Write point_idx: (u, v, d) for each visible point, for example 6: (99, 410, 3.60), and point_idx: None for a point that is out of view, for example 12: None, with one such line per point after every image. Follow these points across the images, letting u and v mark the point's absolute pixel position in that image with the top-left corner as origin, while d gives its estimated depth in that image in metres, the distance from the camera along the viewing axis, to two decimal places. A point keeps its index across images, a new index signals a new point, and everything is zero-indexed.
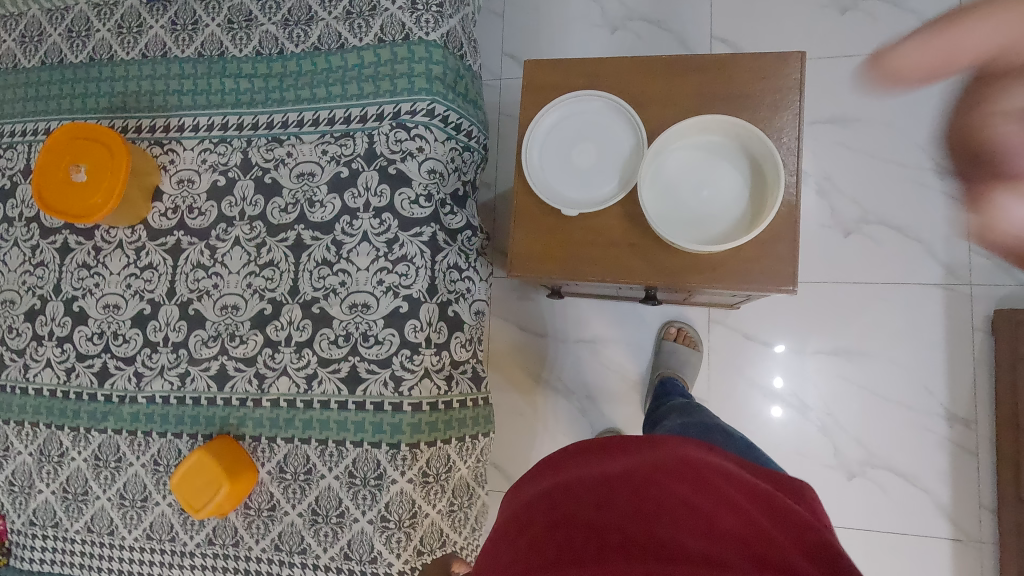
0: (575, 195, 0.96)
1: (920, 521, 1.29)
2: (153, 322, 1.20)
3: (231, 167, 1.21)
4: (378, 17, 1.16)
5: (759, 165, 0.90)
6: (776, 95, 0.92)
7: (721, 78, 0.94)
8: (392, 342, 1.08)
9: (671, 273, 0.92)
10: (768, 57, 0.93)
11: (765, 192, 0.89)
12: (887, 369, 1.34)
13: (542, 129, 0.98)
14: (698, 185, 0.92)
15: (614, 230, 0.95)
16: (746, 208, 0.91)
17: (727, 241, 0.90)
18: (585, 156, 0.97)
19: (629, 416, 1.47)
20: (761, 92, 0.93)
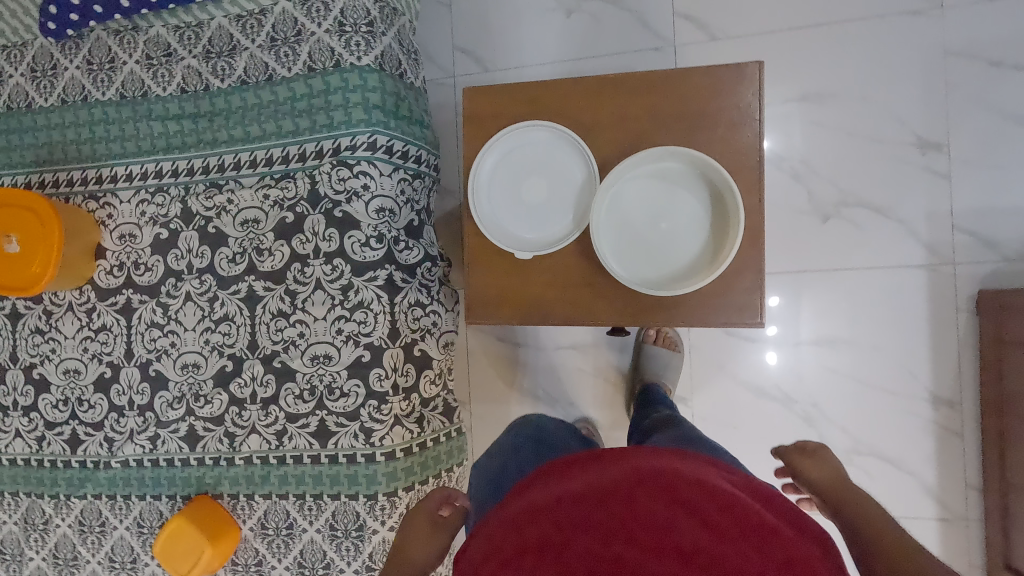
0: (528, 236, 0.91)
1: (907, 504, 1.30)
2: (116, 386, 1.17)
3: (171, 218, 1.15)
4: (304, 43, 1.08)
5: (719, 192, 0.85)
6: (735, 111, 0.85)
7: (674, 96, 0.87)
8: (358, 393, 1.05)
9: (636, 312, 0.88)
10: (724, 69, 0.85)
11: (727, 222, 0.85)
12: (872, 356, 1.31)
13: (486, 167, 0.91)
14: (654, 219, 0.87)
15: (574, 270, 0.90)
16: (708, 241, 0.86)
17: (691, 278, 0.86)
18: (534, 192, 0.91)
19: (614, 420, 1.46)
20: (718, 108, 0.85)
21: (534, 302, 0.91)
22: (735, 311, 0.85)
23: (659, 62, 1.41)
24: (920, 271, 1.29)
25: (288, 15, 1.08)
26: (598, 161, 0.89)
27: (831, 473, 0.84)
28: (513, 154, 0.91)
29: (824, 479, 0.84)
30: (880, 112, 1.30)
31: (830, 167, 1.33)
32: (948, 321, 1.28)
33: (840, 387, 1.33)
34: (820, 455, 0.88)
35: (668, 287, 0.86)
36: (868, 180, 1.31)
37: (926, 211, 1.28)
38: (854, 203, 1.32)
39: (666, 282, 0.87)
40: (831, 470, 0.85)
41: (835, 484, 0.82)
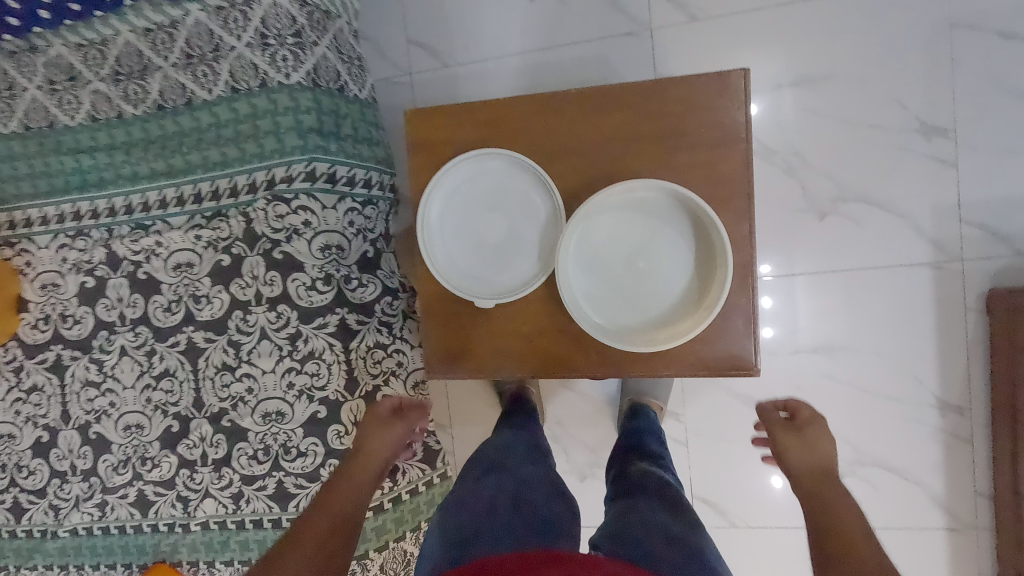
0: (488, 283, 0.80)
1: (914, 515, 1.22)
2: (55, 450, 1.07)
3: (96, 264, 1.03)
4: (224, 60, 0.95)
5: (703, 226, 0.75)
6: (717, 127, 0.73)
7: (647, 112, 0.75)
8: (316, 453, 0.95)
9: (616, 363, 0.78)
10: (703, 76, 0.73)
11: (714, 260, 0.74)
12: (876, 363, 1.22)
13: (436, 205, 0.80)
14: (630, 260, 0.76)
15: (543, 318, 0.80)
16: (694, 281, 0.76)
17: (676, 325, 0.75)
18: (494, 230, 0.80)
19: (603, 439, 1.36)
20: (697, 125, 0.73)
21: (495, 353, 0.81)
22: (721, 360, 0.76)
23: (634, 48, 1.27)
24: (924, 269, 1.18)
25: (202, 27, 0.95)
26: (563, 191, 0.77)
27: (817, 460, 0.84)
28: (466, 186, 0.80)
29: (806, 462, 0.84)
30: (880, 95, 1.18)
31: (826, 159, 1.21)
32: (956, 322, 1.18)
33: (842, 397, 1.24)
34: (809, 436, 0.87)
35: (650, 339, 0.75)
36: (869, 171, 1.19)
37: (931, 204, 1.17)
38: (852, 197, 1.20)
39: (647, 333, 0.76)
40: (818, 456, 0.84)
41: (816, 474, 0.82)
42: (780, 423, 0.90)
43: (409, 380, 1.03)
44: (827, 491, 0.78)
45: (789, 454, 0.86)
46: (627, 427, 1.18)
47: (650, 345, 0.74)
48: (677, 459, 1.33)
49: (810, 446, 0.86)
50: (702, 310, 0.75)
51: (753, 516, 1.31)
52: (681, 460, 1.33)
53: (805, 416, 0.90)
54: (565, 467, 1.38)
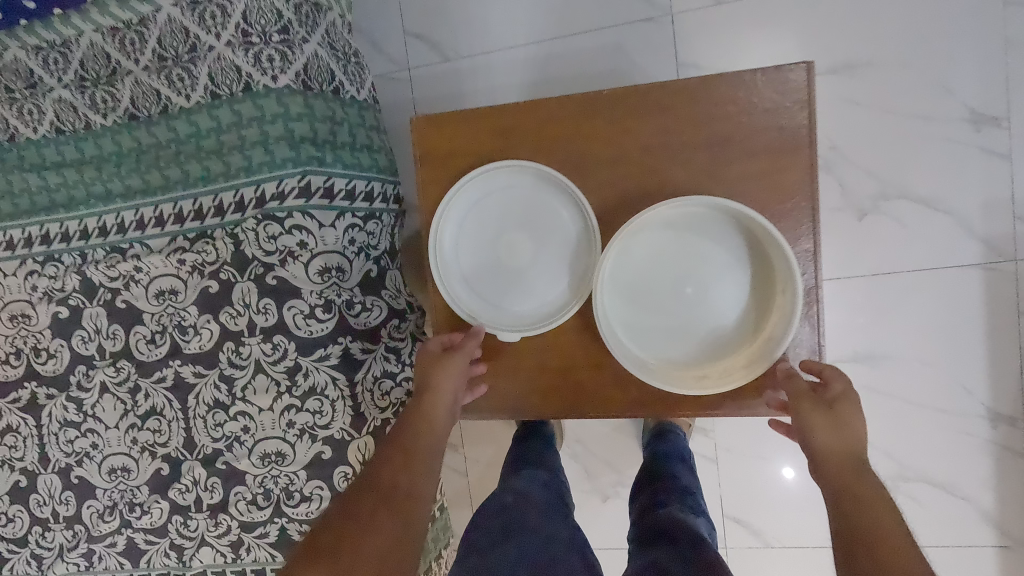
0: (509, 310, 0.76)
1: (962, 533, 1.15)
2: (35, 495, 0.96)
3: (69, 293, 0.93)
4: (203, 63, 0.88)
5: (759, 248, 0.70)
6: (775, 132, 0.68)
7: (695, 115, 0.69)
8: (321, 497, 0.87)
9: (653, 404, 0.75)
10: (762, 75, 0.67)
11: (771, 284, 0.70)
12: (921, 372, 1.13)
13: (453, 222, 0.76)
14: (675, 288, 0.72)
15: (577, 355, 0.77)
16: (747, 302, 0.71)
17: (729, 356, 0.72)
18: (515, 249, 0.75)
19: (626, 457, 1.28)
20: (752, 130, 0.68)
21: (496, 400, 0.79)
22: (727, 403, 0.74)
23: (654, 34, 1.15)
24: (974, 270, 1.09)
25: (175, 25, 0.89)
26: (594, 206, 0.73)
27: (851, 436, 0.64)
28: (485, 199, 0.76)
29: (832, 450, 0.64)
30: (925, 82, 1.08)
31: (865, 152, 1.11)
32: (1009, 327, 1.09)
33: (884, 409, 1.15)
34: (839, 413, 0.65)
35: (705, 373, 0.72)
36: (913, 165, 1.10)
37: (982, 200, 1.08)
38: (895, 194, 1.11)
39: (701, 366, 0.73)
40: (851, 433, 0.64)
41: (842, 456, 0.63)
42: (807, 398, 0.67)
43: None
44: (865, 497, 0.59)
45: (812, 437, 0.65)
46: (654, 451, 1.12)
47: (705, 381, 0.71)
48: (706, 477, 1.25)
49: (838, 426, 0.64)
50: (757, 337, 0.71)
51: (787, 535, 1.23)
52: (710, 478, 1.25)
53: (836, 385, 0.68)
54: (585, 487, 1.30)
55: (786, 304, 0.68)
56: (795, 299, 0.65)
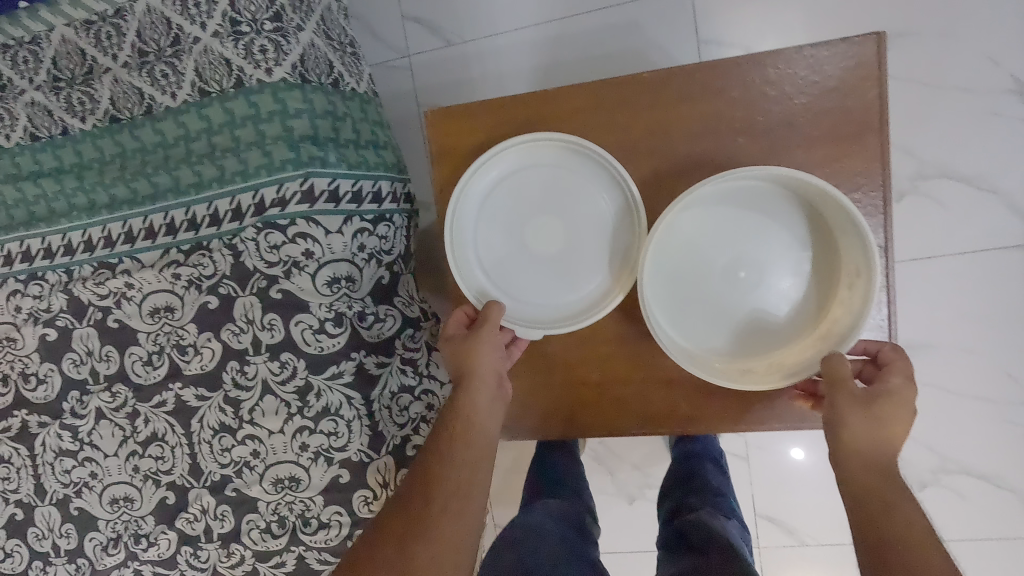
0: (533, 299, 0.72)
1: (1007, 525, 1.09)
2: (33, 529, 0.88)
3: (56, 313, 0.85)
4: (187, 57, 0.81)
5: (829, 236, 0.66)
6: (840, 113, 0.64)
7: (750, 97, 0.65)
8: (341, 524, 0.79)
9: (698, 415, 0.73)
10: (828, 48, 0.63)
11: (834, 275, 0.66)
12: (962, 360, 1.07)
13: (471, 201, 0.72)
14: (726, 274, 0.68)
15: (617, 360, 0.74)
16: (802, 296, 0.67)
17: (778, 350, 0.68)
18: (540, 233, 0.71)
19: (654, 458, 1.22)
20: (815, 111, 0.64)
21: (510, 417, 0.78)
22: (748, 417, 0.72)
23: (672, 8, 1.07)
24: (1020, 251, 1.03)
25: (156, 15, 0.82)
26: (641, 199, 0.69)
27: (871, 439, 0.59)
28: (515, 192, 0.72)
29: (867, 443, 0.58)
30: (963, 53, 1.01)
31: (900, 131, 1.05)
32: None
33: (924, 399, 1.09)
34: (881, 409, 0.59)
35: (749, 368, 0.68)
36: (953, 140, 1.03)
37: None
38: (934, 173, 1.04)
39: (746, 360, 0.69)
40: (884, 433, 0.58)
41: (866, 461, 0.58)
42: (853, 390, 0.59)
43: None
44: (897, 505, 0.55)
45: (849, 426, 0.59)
46: (681, 451, 1.05)
47: (749, 377, 0.67)
48: (737, 476, 1.20)
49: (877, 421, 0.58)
50: (813, 333, 0.67)
51: (824, 532, 1.18)
52: (741, 476, 1.20)
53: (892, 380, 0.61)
54: (611, 489, 1.25)
55: (850, 300, 0.64)
56: (869, 294, 0.60)
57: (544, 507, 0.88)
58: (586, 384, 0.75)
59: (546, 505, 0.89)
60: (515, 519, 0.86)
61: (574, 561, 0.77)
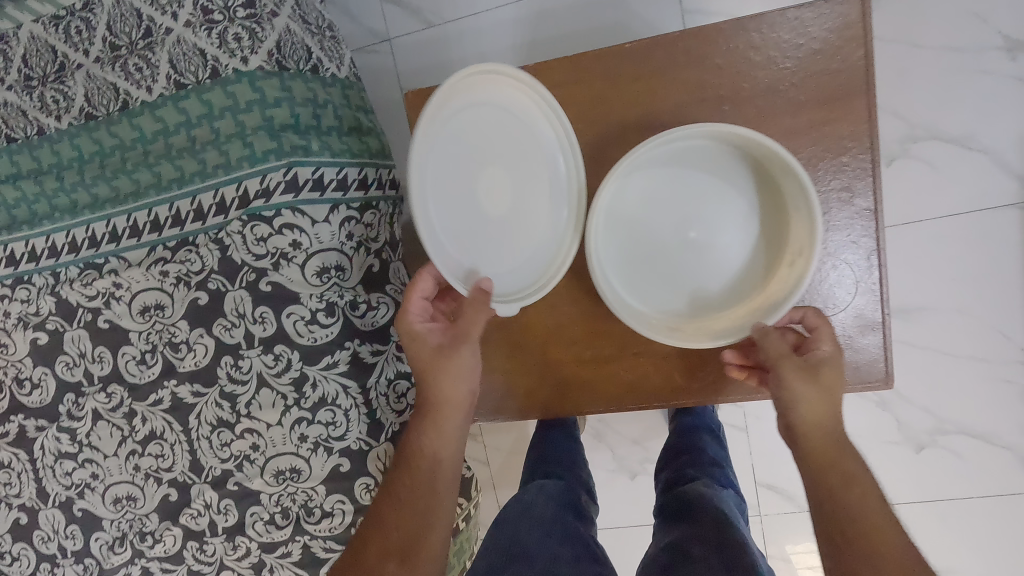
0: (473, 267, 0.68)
1: (1002, 481, 1.10)
2: (39, 532, 0.88)
3: (46, 316, 0.85)
4: (161, 49, 0.80)
5: (784, 215, 0.65)
6: (827, 75, 0.63)
7: (734, 63, 0.65)
8: (344, 512, 0.80)
9: (692, 388, 0.73)
10: (813, 10, 0.62)
11: (783, 251, 0.65)
12: (955, 322, 1.07)
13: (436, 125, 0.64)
14: (676, 233, 0.67)
15: (608, 336, 0.74)
16: (747, 263, 0.67)
17: (711, 315, 0.68)
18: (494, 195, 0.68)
19: (652, 432, 1.23)
20: (802, 74, 0.63)
21: (487, 398, 0.79)
22: (718, 388, 0.72)
23: None
24: (1011, 210, 1.03)
25: (125, 7, 0.81)
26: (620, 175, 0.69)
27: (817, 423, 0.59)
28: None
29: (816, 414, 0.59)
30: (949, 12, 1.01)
31: (889, 93, 1.04)
32: None
33: (919, 361, 1.10)
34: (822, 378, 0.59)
35: (680, 327, 0.68)
36: (940, 100, 1.03)
37: (1016, 133, 1.01)
38: (924, 134, 1.04)
39: (680, 319, 0.69)
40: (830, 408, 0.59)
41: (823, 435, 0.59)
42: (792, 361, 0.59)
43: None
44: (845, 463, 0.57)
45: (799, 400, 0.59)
46: (680, 425, 1.06)
47: (677, 334, 0.67)
48: (736, 446, 1.21)
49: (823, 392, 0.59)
50: (751, 303, 0.66)
51: None
52: (741, 447, 1.21)
53: (824, 348, 0.61)
54: (611, 465, 1.26)
55: (789, 276, 0.63)
56: (806, 271, 0.60)
57: (545, 484, 0.89)
58: (575, 362, 0.75)
59: (547, 482, 0.89)
60: (517, 497, 0.87)
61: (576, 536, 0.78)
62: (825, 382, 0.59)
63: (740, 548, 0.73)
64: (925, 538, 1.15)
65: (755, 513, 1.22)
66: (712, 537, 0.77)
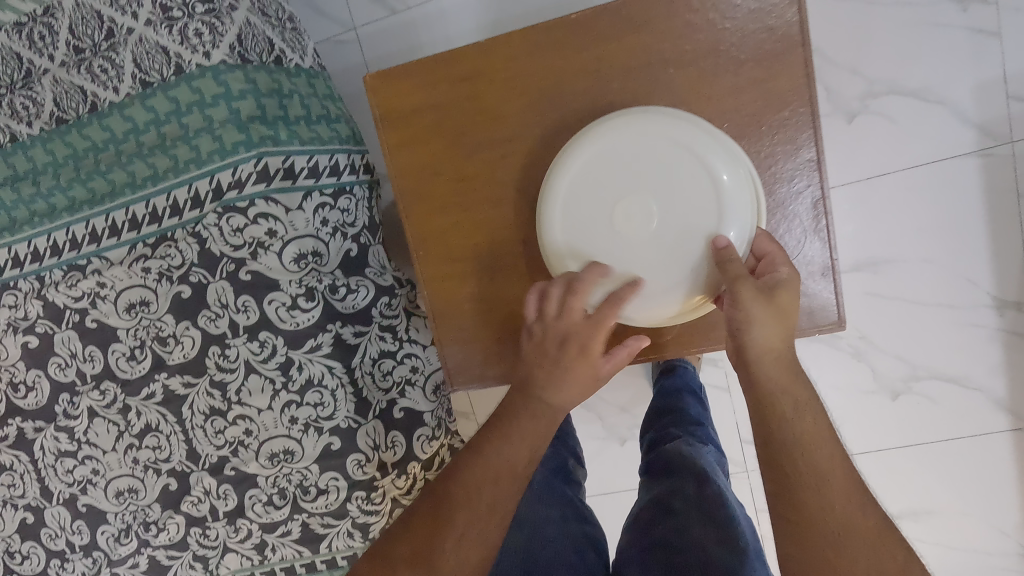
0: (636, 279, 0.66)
1: (974, 422, 1.12)
2: (46, 529, 0.91)
3: (35, 320, 0.87)
4: (123, 48, 0.81)
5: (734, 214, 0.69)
6: (766, 34, 0.66)
7: (676, 28, 0.67)
8: (338, 488, 0.83)
9: (655, 343, 0.78)
10: None
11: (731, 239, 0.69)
12: (922, 270, 1.09)
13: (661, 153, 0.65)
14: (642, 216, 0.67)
15: None
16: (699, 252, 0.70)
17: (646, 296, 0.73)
18: (634, 213, 0.66)
19: (638, 399, 1.26)
20: (741, 34, 0.66)
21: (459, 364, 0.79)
22: (644, 348, 0.78)
23: None
24: (969, 158, 1.05)
25: (84, 10, 0.82)
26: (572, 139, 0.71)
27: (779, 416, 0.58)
28: (471, 151, 0.74)
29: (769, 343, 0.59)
30: None
31: (847, 53, 1.07)
32: (1007, 211, 1.05)
33: (891, 311, 1.12)
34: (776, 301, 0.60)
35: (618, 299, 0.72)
36: (894, 57, 1.06)
37: (971, 83, 1.04)
38: (883, 90, 1.07)
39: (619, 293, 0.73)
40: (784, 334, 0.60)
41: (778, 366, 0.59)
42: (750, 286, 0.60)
43: (428, 386, 0.87)
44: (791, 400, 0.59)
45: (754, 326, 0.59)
46: (662, 387, 1.08)
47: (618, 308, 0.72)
48: (719, 406, 1.21)
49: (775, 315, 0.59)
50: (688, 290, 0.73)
51: None
52: (725, 407, 1.21)
53: (780, 269, 0.62)
54: (601, 433, 1.29)
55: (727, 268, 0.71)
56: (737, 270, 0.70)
57: None
58: None
59: None
60: None
61: None
62: (780, 301, 0.60)
63: (715, 498, 0.78)
64: (904, 481, 1.17)
65: (743, 469, 1.22)
66: (693, 488, 0.80)
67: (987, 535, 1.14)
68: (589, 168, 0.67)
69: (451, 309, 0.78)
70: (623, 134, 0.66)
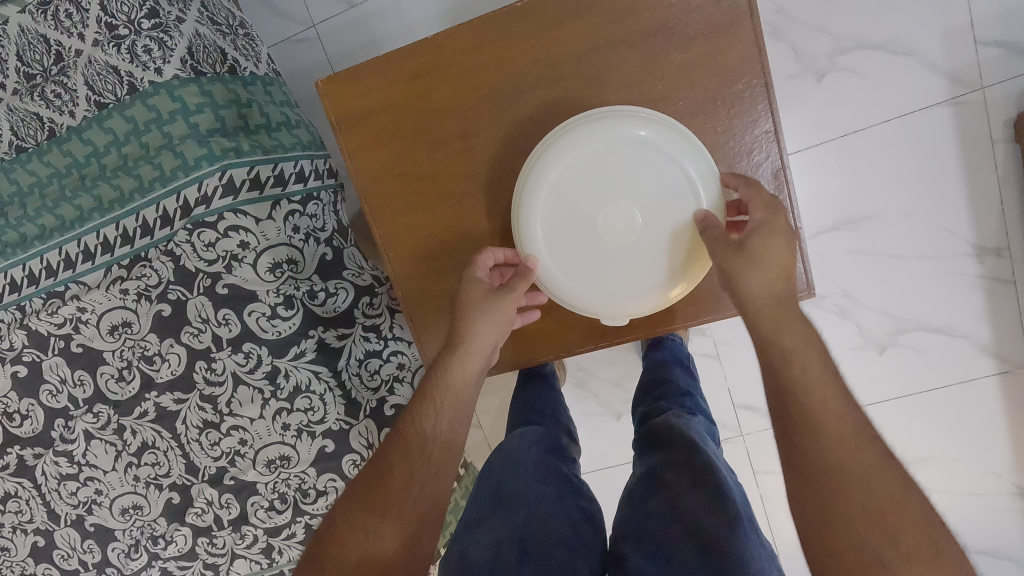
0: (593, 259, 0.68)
1: (962, 368, 1.11)
2: (57, 550, 0.92)
3: (22, 350, 0.88)
4: (73, 70, 0.81)
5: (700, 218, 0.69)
6: (713, 8, 0.66)
7: (621, 7, 0.67)
8: (337, 489, 0.84)
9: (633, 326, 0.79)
10: None
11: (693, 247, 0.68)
12: (900, 224, 1.09)
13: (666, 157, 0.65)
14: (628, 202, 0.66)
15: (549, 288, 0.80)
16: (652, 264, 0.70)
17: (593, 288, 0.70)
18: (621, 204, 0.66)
19: (631, 375, 1.28)
20: (688, 10, 0.67)
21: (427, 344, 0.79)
22: (620, 329, 0.80)
23: None
24: (941, 107, 1.05)
25: (30, 34, 0.82)
26: (531, 128, 0.71)
27: (815, 434, 0.52)
28: (429, 148, 0.74)
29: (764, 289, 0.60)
30: None
31: (812, 11, 1.07)
32: (982, 157, 1.05)
33: (874, 266, 1.11)
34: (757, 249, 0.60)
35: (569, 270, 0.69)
36: (859, 12, 1.05)
37: (938, 33, 1.03)
38: (850, 45, 1.06)
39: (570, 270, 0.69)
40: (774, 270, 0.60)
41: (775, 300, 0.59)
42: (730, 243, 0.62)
43: (416, 382, 0.88)
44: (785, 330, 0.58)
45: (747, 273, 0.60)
46: (649, 361, 1.09)
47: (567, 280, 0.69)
48: (710, 374, 1.22)
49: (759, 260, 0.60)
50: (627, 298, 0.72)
51: None
52: (715, 374, 1.22)
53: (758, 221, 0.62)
54: (597, 410, 1.31)
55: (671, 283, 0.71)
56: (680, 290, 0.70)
57: (526, 432, 0.92)
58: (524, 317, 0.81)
59: (528, 430, 0.92)
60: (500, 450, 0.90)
61: (552, 475, 0.82)
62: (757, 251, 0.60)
63: (707, 468, 0.75)
64: (897, 431, 1.16)
65: (737, 434, 1.23)
66: (681, 465, 0.77)
67: (980, 477, 1.13)
68: (559, 199, 0.67)
69: (417, 309, 0.78)
70: (571, 152, 0.66)
